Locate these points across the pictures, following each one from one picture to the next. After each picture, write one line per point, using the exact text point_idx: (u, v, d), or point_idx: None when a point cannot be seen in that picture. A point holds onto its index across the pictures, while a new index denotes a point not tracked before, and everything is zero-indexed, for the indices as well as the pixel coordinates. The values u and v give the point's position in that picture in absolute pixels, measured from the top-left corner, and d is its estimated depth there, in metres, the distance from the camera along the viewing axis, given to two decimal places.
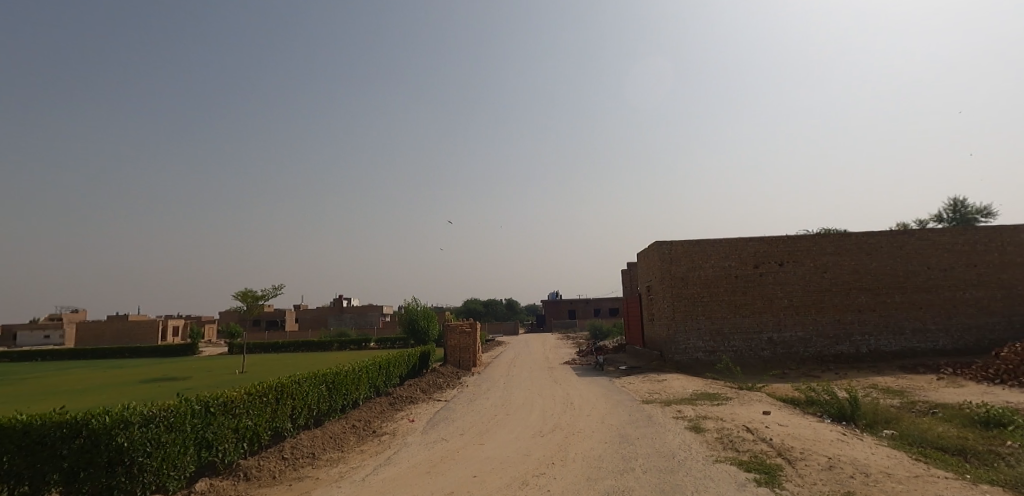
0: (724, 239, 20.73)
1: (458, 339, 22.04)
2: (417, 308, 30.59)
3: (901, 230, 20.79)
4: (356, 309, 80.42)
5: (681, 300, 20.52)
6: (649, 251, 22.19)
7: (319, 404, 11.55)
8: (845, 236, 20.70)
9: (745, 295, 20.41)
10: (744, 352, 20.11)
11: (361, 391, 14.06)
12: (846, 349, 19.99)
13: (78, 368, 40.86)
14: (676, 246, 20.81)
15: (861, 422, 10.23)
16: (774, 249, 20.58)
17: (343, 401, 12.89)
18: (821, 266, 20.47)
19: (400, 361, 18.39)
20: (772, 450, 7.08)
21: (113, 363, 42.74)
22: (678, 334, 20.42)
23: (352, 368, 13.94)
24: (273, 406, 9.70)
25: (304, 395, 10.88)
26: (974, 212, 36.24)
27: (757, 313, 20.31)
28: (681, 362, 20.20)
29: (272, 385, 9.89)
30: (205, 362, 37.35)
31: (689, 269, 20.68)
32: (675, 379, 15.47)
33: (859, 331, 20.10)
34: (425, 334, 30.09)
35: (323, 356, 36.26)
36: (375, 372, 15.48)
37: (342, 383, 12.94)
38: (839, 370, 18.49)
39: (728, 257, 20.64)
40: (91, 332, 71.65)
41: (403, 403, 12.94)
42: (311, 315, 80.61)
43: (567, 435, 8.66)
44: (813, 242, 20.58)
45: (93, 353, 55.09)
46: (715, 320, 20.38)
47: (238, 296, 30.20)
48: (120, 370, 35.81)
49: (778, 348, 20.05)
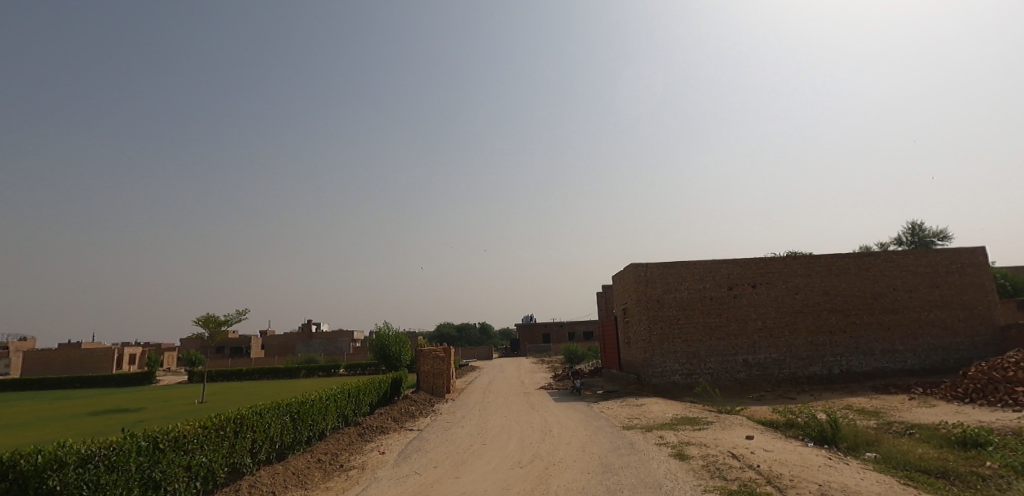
0: (698, 261, 20.83)
1: (431, 365, 21.39)
2: (388, 333, 29.78)
3: (867, 252, 21.24)
4: (326, 334, 78.30)
5: (657, 323, 20.41)
6: (624, 273, 22.11)
7: (283, 436, 10.87)
8: (815, 258, 21.02)
9: (720, 318, 20.43)
10: (720, 374, 20.03)
11: (328, 421, 13.34)
12: (819, 370, 20.11)
13: (23, 400, 38.32)
14: (651, 268, 20.79)
15: (843, 445, 10.11)
16: (747, 271, 20.75)
17: (309, 431, 12.21)
18: (793, 287, 20.70)
19: (371, 389, 17.67)
20: (761, 478, 6.83)
21: (62, 395, 40.27)
22: (655, 357, 20.24)
23: (319, 396, 13.25)
24: (232, 440, 9.04)
25: (266, 427, 10.22)
26: (932, 236, 37.55)
27: (732, 335, 20.33)
28: (659, 386, 19.99)
29: (231, 416, 9.24)
30: (163, 391, 35.50)
31: (664, 291, 20.65)
32: (653, 403, 15.19)
33: (831, 352, 20.28)
34: (397, 360, 29.24)
35: (289, 385, 34.87)
36: (345, 400, 14.80)
37: (308, 413, 12.25)
38: (814, 391, 18.53)
39: (703, 279, 20.70)
40: (40, 361, 67.77)
41: (374, 433, 12.32)
42: (278, 341, 78.08)
43: (547, 465, 8.26)
44: (785, 264, 20.83)
45: (41, 384, 51.96)
46: (691, 342, 20.30)
47: (200, 322, 28.90)
48: (70, 402, 33.70)
49: (754, 370, 20.04)
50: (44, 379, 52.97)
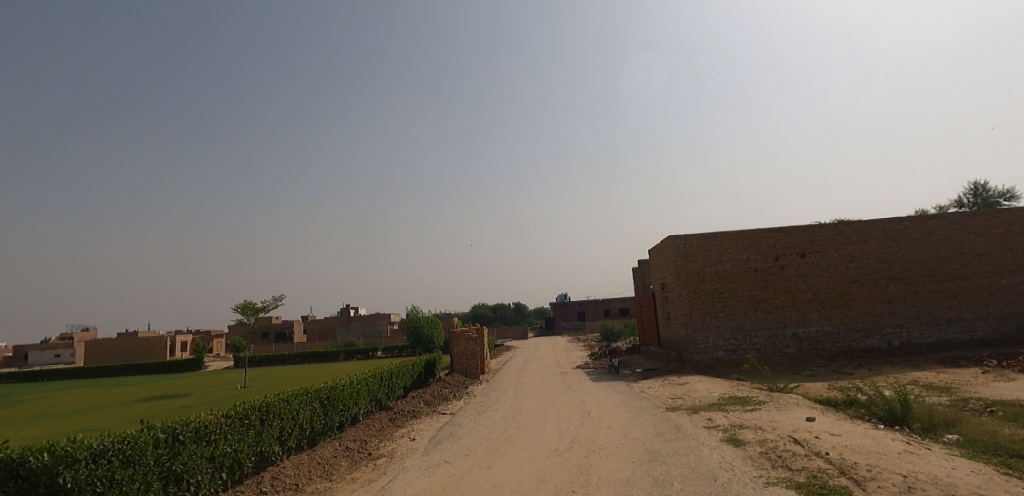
0: (742, 231, 19.62)
1: (465, 346, 20.99)
2: (421, 315, 29.61)
3: (929, 215, 19.58)
4: (364, 318, 79.57)
5: (699, 297, 19.40)
6: (662, 247, 21.09)
7: (312, 421, 10.62)
8: (870, 223, 19.50)
9: (766, 290, 19.27)
10: (768, 349, 18.96)
11: (360, 406, 13.07)
12: (877, 343, 18.79)
13: (83, 387, 40.16)
14: (691, 240, 19.73)
15: (916, 426, 9.12)
16: (795, 240, 19.43)
17: (340, 417, 11.93)
18: (846, 255, 19.30)
19: (404, 372, 17.38)
20: (832, 468, 6.02)
21: (118, 381, 42.05)
22: (697, 333, 19.29)
23: (350, 380, 12.95)
24: (258, 428, 8.74)
25: (294, 414, 9.93)
26: (996, 196, 34.86)
27: (780, 308, 19.16)
28: (702, 363, 19.06)
29: (257, 404, 8.93)
30: (210, 377, 36.52)
31: (705, 264, 19.57)
32: (698, 381, 14.35)
33: (890, 323, 18.90)
34: (431, 342, 29.11)
35: (328, 368, 35.33)
36: (377, 384, 14.51)
37: (338, 398, 11.96)
38: (872, 365, 17.28)
39: (747, 250, 19.52)
40: (99, 350, 71.29)
41: (405, 418, 11.94)
42: (318, 326, 79.89)
43: (587, 453, 7.62)
44: (837, 231, 19.42)
45: (100, 372, 54.60)
46: (736, 316, 19.24)
47: (238, 309, 29.34)
48: (123, 388, 35.05)
49: (804, 344, 18.87)
50: (102, 367, 55.56)
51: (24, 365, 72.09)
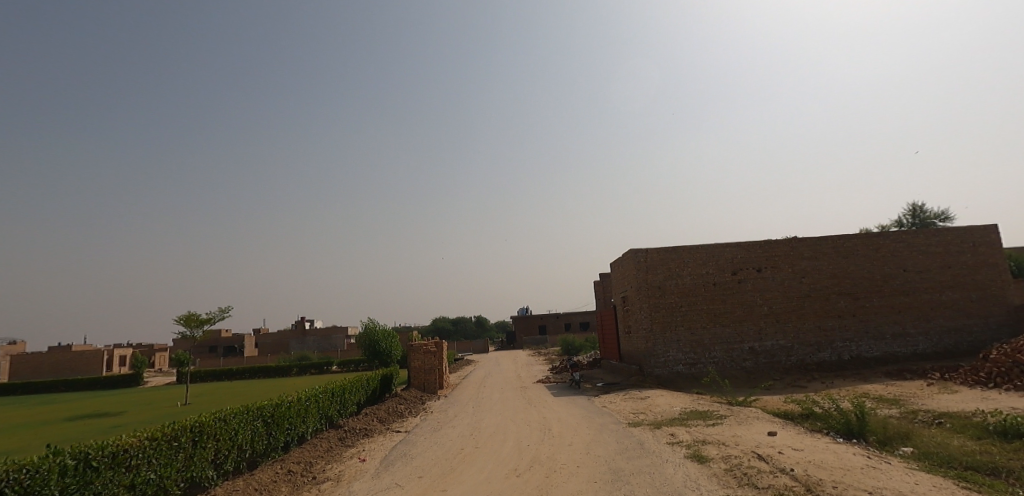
0: (700, 245, 19.85)
1: (422, 361, 20.32)
2: (378, 328, 28.70)
3: (876, 233, 20.32)
4: (319, 331, 77.09)
5: (659, 311, 19.45)
6: (623, 260, 21.11)
7: (252, 442, 9.89)
8: (821, 240, 20.07)
9: (724, 304, 19.50)
10: (726, 363, 19.13)
11: (308, 424, 12.33)
12: (828, 356, 19.24)
13: (5, 405, 37.05)
14: (652, 254, 19.81)
15: (872, 438, 9.17)
16: (751, 255, 19.79)
17: (285, 436, 11.21)
18: (800, 271, 19.77)
19: (358, 387, 16.62)
20: (798, 485, 5.85)
21: (45, 399, 39.03)
22: (657, 347, 19.29)
23: (297, 397, 12.21)
24: (189, 451, 8.02)
25: (231, 434, 9.20)
26: (933, 217, 36.82)
27: (737, 322, 19.41)
28: (662, 376, 19.05)
29: (189, 424, 8.21)
30: (149, 394, 34.30)
31: (665, 278, 19.67)
32: (659, 395, 14.22)
33: (840, 337, 19.40)
34: (387, 356, 28.22)
35: (278, 384, 33.76)
36: (328, 400, 13.79)
37: (283, 416, 11.22)
38: (825, 379, 17.63)
39: (706, 264, 19.74)
40: (27, 365, 66.33)
41: (356, 436, 11.28)
42: (270, 339, 76.87)
43: (548, 473, 7.25)
44: (791, 247, 19.89)
45: (27, 388, 50.68)
46: (695, 330, 19.37)
47: (181, 321, 27.72)
48: (50, 406, 32.49)
49: (760, 358, 19.14)
50: (29, 384, 51.58)
51: None
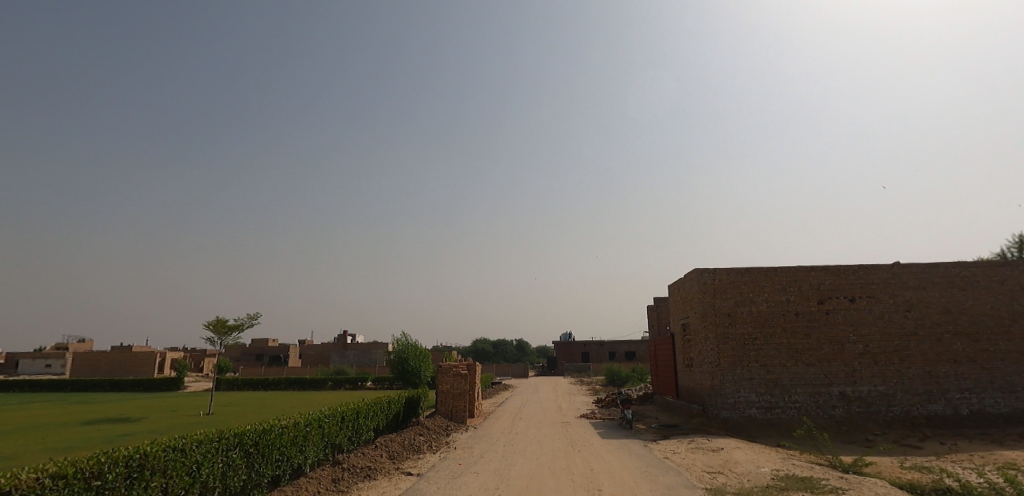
0: (779, 267, 16.90)
1: (451, 384, 18.05)
2: (409, 345, 26.74)
3: (1000, 261, 16.76)
4: (360, 345, 76.38)
5: (727, 342, 16.55)
6: (685, 280, 18.35)
7: (222, 477, 7.91)
8: (931, 267, 16.69)
9: (808, 339, 16.39)
10: (810, 410, 15.92)
11: (304, 455, 10.24)
12: (941, 409, 15.74)
13: (50, 401, 37.37)
14: (720, 275, 17.01)
15: None
16: (842, 281, 16.66)
17: (272, 470, 9.20)
18: (903, 303, 16.47)
19: (376, 411, 14.50)
20: None
21: (86, 398, 39.17)
22: (726, 385, 16.30)
23: (294, 421, 10.19)
24: (117, 492, 6.05)
25: (191, 469, 7.24)
26: None
27: (825, 361, 16.23)
28: (731, 421, 16.01)
29: (123, 456, 6.26)
30: (181, 399, 33.64)
31: (736, 304, 16.79)
32: (735, 448, 11.43)
33: (956, 387, 15.88)
34: (417, 376, 26.21)
35: (306, 398, 32.33)
36: (336, 426, 11.75)
37: (270, 444, 9.19)
38: (942, 438, 14.22)
39: (786, 290, 16.73)
40: (85, 362, 68.63)
41: (357, 477, 9.12)
42: (313, 351, 76.79)
43: None
44: (892, 274, 16.65)
45: (78, 385, 51.81)
46: (772, 368, 16.31)
47: (210, 327, 26.66)
48: (84, 406, 32.24)
49: (854, 406, 15.85)
50: (80, 381, 52.75)
51: (13, 373, 69.99)
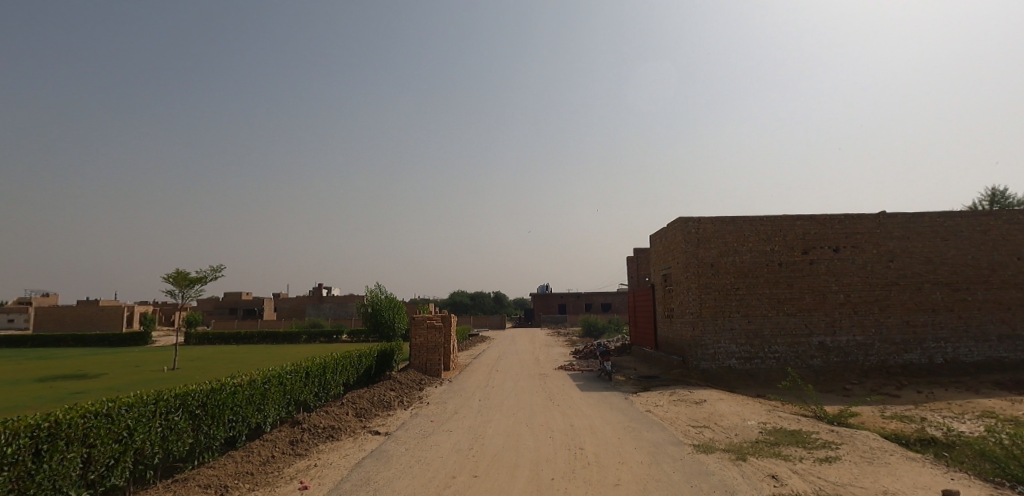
0: (764, 216, 16.34)
1: (425, 337, 17.38)
2: (382, 298, 25.95)
3: (985, 211, 16.49)
4: (336, 299, 75.39)
5: (710, 293, 16.13)
6: (669, 230, 17.72)
7: (162, 443, 7.12)
8: (916, 216, 16.34)
9: (791, 289, 16.05)
10: (790, 360, 15.75)
11: (263, 414, 9.48)
12: (917, 358, 15.72)
13: (8, 356, 35.85)
14: (705, 225, 16.40)
15: None
16: (827, 231, 16.23)
17: (226, 431, 8.44)
18: (887, 253, 16.16)
19: (346, 365, 13.75)
20: None
21: (47, 353, 37.69)
22: (706, 336, 15.99)
23: (250, 378, 9.37)
24: (20, 467, 5.25)
25: (121, 436, 6.44)
26: (1015, 203, 32.22)
27: (805, 311, 15.98)
28: (710, 372, 15.78)
29: (28, 425, 5.41)
30: (147, 354, 32.54)
31: (720, 254, 16.28)
32: (719, 400, 11.06)
33: (932, 337, 15.85)
34: (391, 329, 25.59)
35: (277, 352, 31.53)
36: (300, 382, 10.99)
37: (222, 404, 8.39)
38: (918, 387, 14.18)
39: (771, 240, 16.24)
40: (49, 317, 66.37)
41: (319, 439, 8.42)
42: (288, 304, 75.66)
43: None
44: (877, 223, 16.26)
45: (39, 341, 49.97)
46: (753, 318, 16.00)
47: (171, 280, 25.33)
48: (43, 362, 30.95)
49: (832, 356, 15.73)
50: (42, 336, 50.90)
51: None
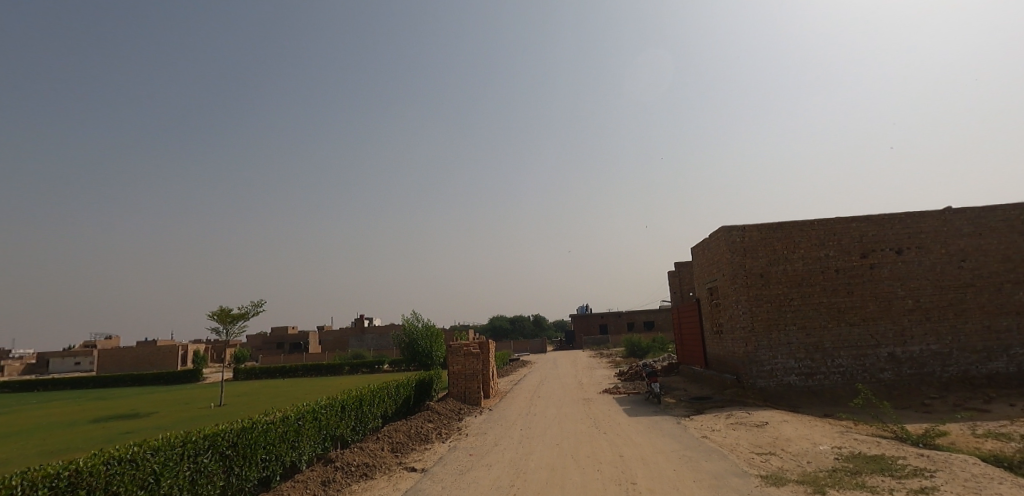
0: (815, 220, 15.29)
1: (463, 364, 16.89)
2: (418, 326, 25.68)
3: None
4: (377, 329, 76.01)
5: (761, 305, 15.11)
6: (712, 240, 16.83)
7: (191, 487, 6.81)
8: (988, 211, 14.96)
9: (851, 297, 14.87)
10: (857, 374, 14.50)
11: (297, 452, 9.12)
12: (1003, 367, 14.21)
13: (70, 398, 37.24)
14: (751, 233, 15.46)
15: None
16: (887, 232, 15.04)
17: (258, 472, 8.09)
18: (958, 253, 14.81)
19: (384, 396, 13.35)
20: None
21: (105, 394, 38.97)
22: (761, 351, 14.92)
23: (283, 414, 9.05)
24: None
25: (147, 482, 6.15)
26: None
27: (870, 320, 14.74)
28: (768, 390, 14.67)
29: (47, 475, 5.16)
30: (197, 391, 33.18)
31: (769, 263, 15.28)
32: (783, 423, 10.08)
33: (1019, 342, 14.33)
34: (429, 358, 25.24)
35: (319, 385, 31.60)
36: (335, 416, 10.63)
37: (254, 443, 8.06)
38: (1009, 399, 12.74)
39: (825, 245, 15.15)
40: (109, 358, 69.24)
41: (352, 478, 7.97)
42: (332, 336, 76.76)
43: None
44: (944, 220, 14.97)
45: (98, 382, 51.89)
46: (812, 330, 14.86)
47: (215, 317, 25.81)
48: (101, 403, 31.91)
49: (905, 367, 14.39)
50: (102, 378, 52.91)
51: (45, 371, 71.13)
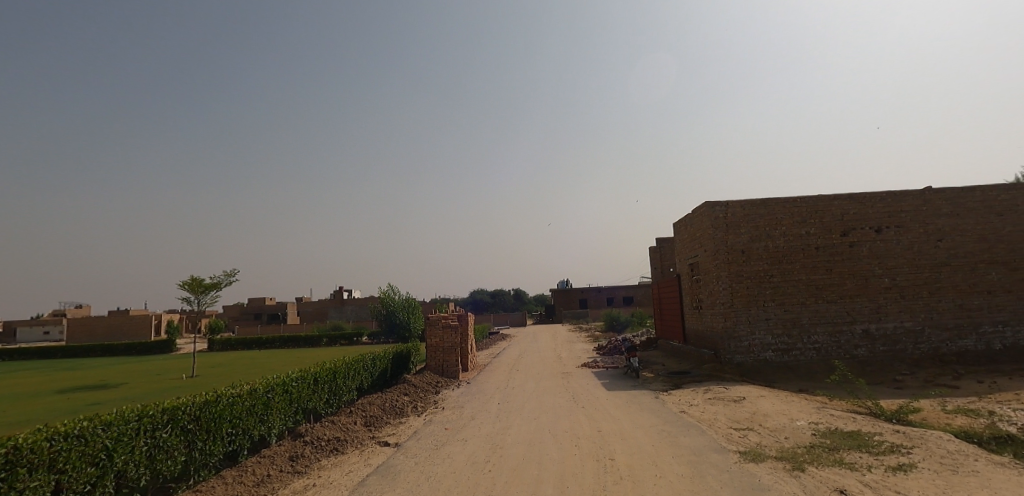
0: (799, 197, 15.20)
1: (441, 337, 16.64)
2: (396, 298, 25.30)
3: None
4: (357, 301, 75.41)
5: (741, 281, 15.09)
6: (694, 216, 16.68)
7: (149, 463, 6.47)
8: (967, 191, 15.03)
9: (830, 275, 14.93)
10: (832, 351, 14.66)
11: (266, 426, 8.81)
12: (973, 345, 14.48)
13: (37, 368, 36.21)
14: (734, 209, 15.34)
15: None
16: (868, 210, 15.04)
17: (223, 447, 7.77)
18: (935, 232, 14.91)
19: (359, 369, 13.06)
20: None
21: (74, 364, 37.95)
22: (740, 327, 14.96)
23: (250, 388, 8.69)
24: None
25: (98, 459, 5.79)
26: None
27: (847, 298, 14.84)
28: (745, 365, 14.75)
29: None
30: (170, 362, 32.50)
31: (751, 239, 15.21)
32: (760, 398, 10.08)
33: (989, 321, 14.60)
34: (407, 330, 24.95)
35: (296, 356, 31.17)
36: (307, 389, 10.32)
37: (219, 417, 7.72)
38: (978, 376, 13.00)
39: (807, 222, 15.12)
40: (79, 328, 67.55)
41: (322, 453, 7.70)
42: (311, 308, 75.98)
43: None
44: (924, 200, 15.02)
45: (67, 352, 50.56)
46: (790, 307, 14.92)
47: (186, 287, 25.06)
48: (69, 373, 31.04)
49: (879, 344, 14.58)
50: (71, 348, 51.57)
51: (13, 340, 69.19)
